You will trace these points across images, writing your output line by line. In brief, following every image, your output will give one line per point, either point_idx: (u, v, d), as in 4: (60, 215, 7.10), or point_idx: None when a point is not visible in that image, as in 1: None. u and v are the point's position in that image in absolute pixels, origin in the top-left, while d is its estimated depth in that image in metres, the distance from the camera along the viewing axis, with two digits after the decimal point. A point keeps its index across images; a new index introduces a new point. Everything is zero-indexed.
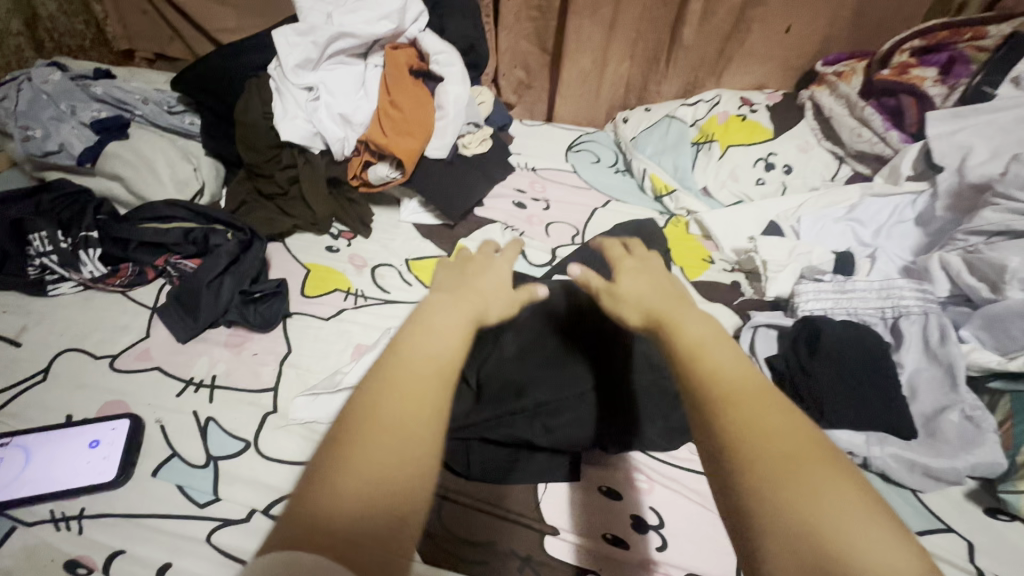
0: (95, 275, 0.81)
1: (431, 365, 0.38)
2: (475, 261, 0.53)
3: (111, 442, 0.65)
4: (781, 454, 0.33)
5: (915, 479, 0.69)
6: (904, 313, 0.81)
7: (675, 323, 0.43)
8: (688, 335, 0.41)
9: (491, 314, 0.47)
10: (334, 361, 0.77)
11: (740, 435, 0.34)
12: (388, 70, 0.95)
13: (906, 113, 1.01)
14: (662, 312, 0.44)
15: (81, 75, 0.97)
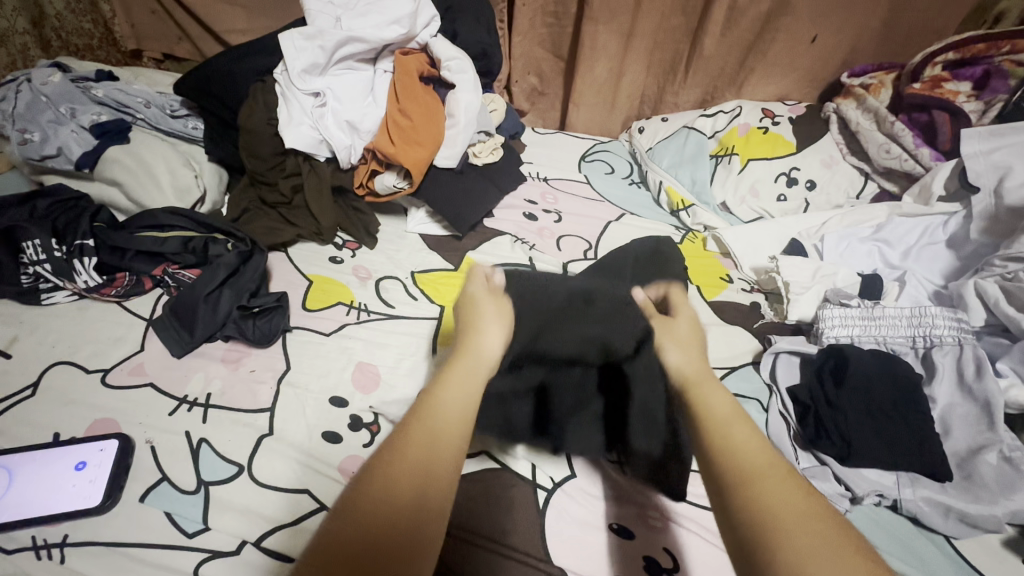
0: (89, 284, 0.79)
1: (451, 415, 0.47)
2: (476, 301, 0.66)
3: (98, 464, 0.62)
4: (780, 509, 0.39)
5: (950, 526, 0.64)
6: (936, 343, 0.77)
7: (702, 399, 0.52)
8: (712, 409, 0.50)
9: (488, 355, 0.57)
10: (334, 380, 0.74)
11: (750, 496, 0.40)
12: (398, 76, 0.92)
13: (939, 130, 0.97)
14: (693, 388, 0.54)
15: (83, 77, 0.94)
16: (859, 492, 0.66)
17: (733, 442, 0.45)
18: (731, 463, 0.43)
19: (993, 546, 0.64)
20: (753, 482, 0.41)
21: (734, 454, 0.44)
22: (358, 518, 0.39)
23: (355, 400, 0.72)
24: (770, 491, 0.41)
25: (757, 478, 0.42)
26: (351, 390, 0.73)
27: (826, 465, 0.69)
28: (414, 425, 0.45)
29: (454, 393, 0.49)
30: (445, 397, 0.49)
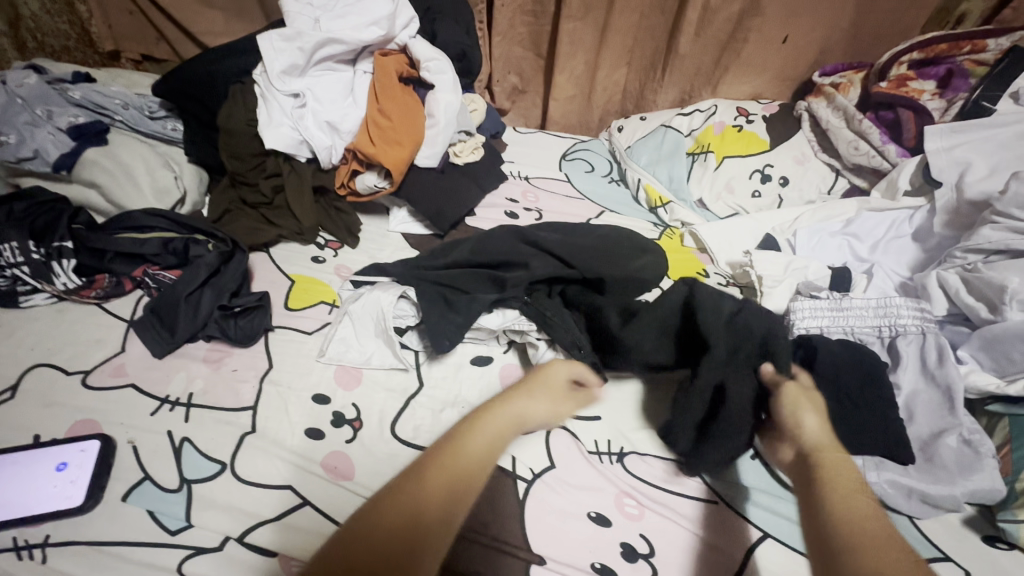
0: (67, 287, 0.78)
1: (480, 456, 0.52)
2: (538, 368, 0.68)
3: (79, 465, 0.62)
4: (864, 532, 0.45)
5: (912, 506, 0.67)
6: (901, 332, 0.80)
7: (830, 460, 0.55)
8: (843, 471, 0.53)
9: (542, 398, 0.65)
10: (317, 378, 0.75)
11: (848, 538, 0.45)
12: (378, 78, 0.93)
13: (905, 127, 1.00)
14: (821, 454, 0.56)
15: (58, 78, 0.94)
16: None
17: (858, 513, 0.47)
18: (840, 508, 0.48)
19: (953, 524, 0.68)
20: (866, 540, 0.45)
21: (855, 515, 0.47)
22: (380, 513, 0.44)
23: (338, 396, 0.74)
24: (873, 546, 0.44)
25: (872, 536, 0.45)
26: (333, 387, 0.75)
27: None
28: (443, 457, 0.50)
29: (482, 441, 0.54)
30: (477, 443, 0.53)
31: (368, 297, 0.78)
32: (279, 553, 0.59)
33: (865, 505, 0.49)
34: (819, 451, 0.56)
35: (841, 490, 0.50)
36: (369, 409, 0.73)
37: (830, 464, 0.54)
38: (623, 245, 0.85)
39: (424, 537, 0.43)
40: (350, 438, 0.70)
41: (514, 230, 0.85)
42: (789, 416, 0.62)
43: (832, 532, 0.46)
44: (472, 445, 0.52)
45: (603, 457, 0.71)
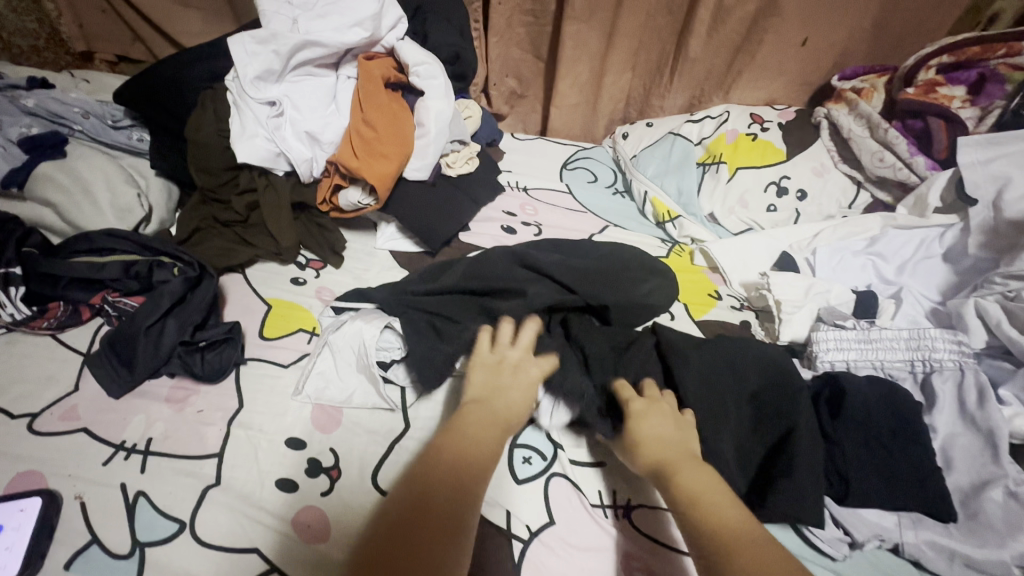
0: (16, 317, 0.71)
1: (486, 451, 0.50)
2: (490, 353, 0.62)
3: (16, 528, 0.55)
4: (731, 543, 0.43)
5: (955, 570, 0.60)
6: (936, 368, 0.72)
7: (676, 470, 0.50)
8: (686, 482, 0.49)
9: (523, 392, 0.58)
10: (292, 420, 0.68)
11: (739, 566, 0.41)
12: (362, 84, 0.85)
13: (935, 137, 0.93)
14: (669, 460, 0.52)
15: (13, 84, 0.86)
16: (859, 537, 0.61)
17: (723, 525, 0.45)
18: (699, 523, 0.45)
19: None
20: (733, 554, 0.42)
21: (718, 527, 0.45)
22: (396, 514, 0.43)
23: (314, 441, 0.66)
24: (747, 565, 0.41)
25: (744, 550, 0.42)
26: (309, 429, 0.68)
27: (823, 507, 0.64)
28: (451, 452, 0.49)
29: (486, 434, 0.52)
30: (478, 438, 0.51)
31: (347, 328, 0.70)
32: None
33: (723, 504, 0.47)
34: (659, 452, 0.53)
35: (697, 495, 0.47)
36: (349, 455, 0.65)
37: (683, 467, 0.50)
38: (627, 268, 0.79)
39: (463, 506, 0.45)
40: (326, 490, 0.62)
41: (511, 256, 0.78)
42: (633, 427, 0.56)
43: (708, 552, 0.43)
44: (472, 438, 0.51)
45: (608, 511, 0.64)
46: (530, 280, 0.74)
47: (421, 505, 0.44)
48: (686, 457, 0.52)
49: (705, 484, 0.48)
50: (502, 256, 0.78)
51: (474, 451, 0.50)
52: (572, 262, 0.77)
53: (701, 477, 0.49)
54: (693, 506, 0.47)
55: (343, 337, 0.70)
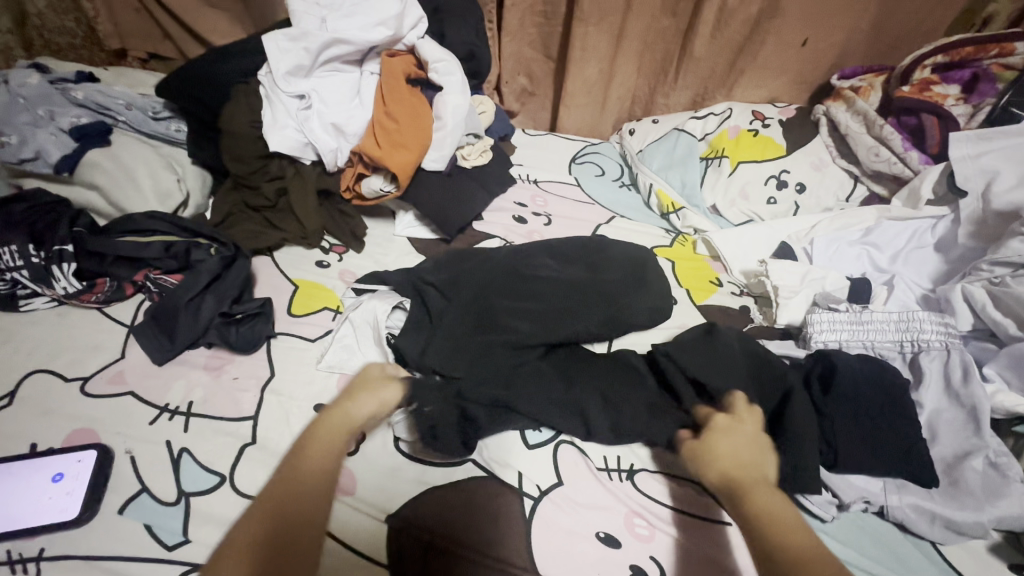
0: (68, 291, 0.77)
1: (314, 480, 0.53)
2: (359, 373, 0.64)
3: (75, 476, 0.61)
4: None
5: (936, 532, 0.65)
6: (924, 348, 0.77)
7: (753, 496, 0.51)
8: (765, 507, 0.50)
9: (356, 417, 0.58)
10: (319, 387, 0.74)
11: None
12: (385, 79, 0.91)
13: (928, 133, 0.97)
14: (741, 480, 0.52)
15: (62, 78, 0.92)
16: (846, 499, 0.66)
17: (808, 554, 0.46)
18: (777, 541, 0.47)
19: (979, 551, 0.65)
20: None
21: (794, 545, 0.46)
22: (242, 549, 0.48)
23: None
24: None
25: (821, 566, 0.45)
26: (335, 396, 0.73)
27: None
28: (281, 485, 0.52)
29: (319, 462, 0.54)
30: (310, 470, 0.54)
31: (365, 303, 0.78)
32: None
33: (816, 538, 0.47)
34: (734, 470, 0.53)
35: (781, 519, 0.49)
36: None
37: (762, 492, 0.51)
38: (621, 267, 0.86)
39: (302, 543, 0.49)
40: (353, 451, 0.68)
41: (508, 265, 0.84)
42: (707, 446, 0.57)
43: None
44: (312, 474, 0.53)
45: (613, 474, 0.69)
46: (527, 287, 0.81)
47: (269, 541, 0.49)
48: (761, 480, 0.52)
49: (786, 509, 0.50)
50: (510, 255, 0.86)
51: (306, 490, 0.52)
52: (568, 273, 0.84)
53: (781, 503, 0.50)
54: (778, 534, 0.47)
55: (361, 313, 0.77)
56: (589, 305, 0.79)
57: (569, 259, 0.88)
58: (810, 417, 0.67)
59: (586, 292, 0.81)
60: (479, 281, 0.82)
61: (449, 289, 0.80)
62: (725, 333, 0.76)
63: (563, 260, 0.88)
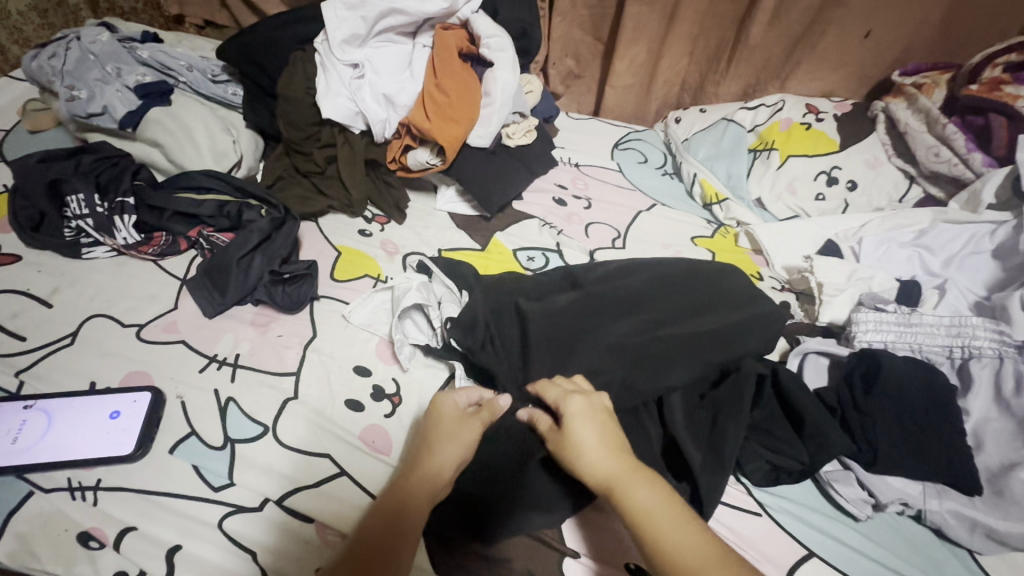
0: (128, 241, 0.80)
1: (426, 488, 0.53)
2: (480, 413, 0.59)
3: (131, 415, 0.64)
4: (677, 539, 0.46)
5: (974, 540, 0.63)
6: (975, 354, 0.74)
7: (625, 491, 0.49)
8: (635, 501, 0.48)
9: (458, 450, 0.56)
10: (359, 350, 0.75)
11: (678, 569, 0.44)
12: (437, 52, 0.91)
13: (996, 134, 0.92)
14: (614, 479, 0.50)
15: (129, 37, 0.96)
16: (883, 499, 0.65)
17: (675, 547, 0.45)
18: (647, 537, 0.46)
19: (1019, 564, 0.63)
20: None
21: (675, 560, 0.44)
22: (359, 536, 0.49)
23: (378, 370, 0.73)
24: (670, 540, 0.46)
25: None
26: (374, 360, 0.75)
27: (850, 470, 0.67)
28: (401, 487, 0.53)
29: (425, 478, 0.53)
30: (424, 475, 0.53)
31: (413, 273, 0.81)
32: (315, 519, 0.59)
33: (672, 518, 0.47)
34: (602, 460, 0.51)
35: (646, 516, 0.47)
36: (409, 385, 0.72)
37: (625, 486, 0.49)
38: (744, 300, 0.77)
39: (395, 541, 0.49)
40: (389, 413, 0.69)
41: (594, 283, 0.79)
42: (562, 440, 0.53)
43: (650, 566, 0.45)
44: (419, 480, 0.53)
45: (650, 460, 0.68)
46: (604, 310, 0.74)
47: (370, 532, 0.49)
48: (632, 470, 0.50)
49: (651, 497, 0.48)
50: (609, 274, 0.81)
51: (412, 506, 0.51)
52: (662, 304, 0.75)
53: (652, 495, 0.48)
54: (642, 529, 0.47)
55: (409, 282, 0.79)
56: (700, 351, 0.70)
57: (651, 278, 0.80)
58: (831, 421, 0.65)
59: (679, 320, 0.73)
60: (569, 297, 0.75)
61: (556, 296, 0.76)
62: (768, 362, 0.71)
63: (664, 290, 0.77)
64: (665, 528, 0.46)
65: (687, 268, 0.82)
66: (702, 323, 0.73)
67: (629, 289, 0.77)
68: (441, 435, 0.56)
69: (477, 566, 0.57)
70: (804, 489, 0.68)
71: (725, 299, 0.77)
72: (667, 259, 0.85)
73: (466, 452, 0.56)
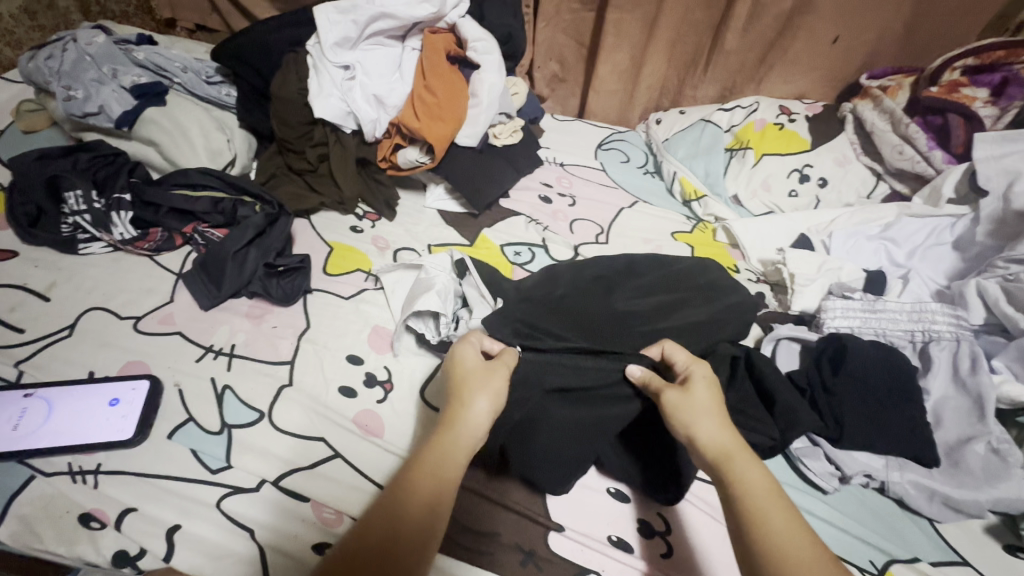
0: (124, 237, 0.82)
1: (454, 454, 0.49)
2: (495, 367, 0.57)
3: (130, 402, 0.66)
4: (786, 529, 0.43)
5: (934, 509, 0.67)
6: (934, 337, 0.79)
7: (733, 467, 0.47)
8: (746, 480, 0.46)
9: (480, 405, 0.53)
10: (351, 340, 0.78)
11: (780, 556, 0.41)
12: (426, 55, 0.94)
13: (954, 133, 0.98)
14: (727, 453, 0.49)
15: (124, 40, 0.99)
16: (848, 471, 0.69)
17: (784, 533, 0.43)
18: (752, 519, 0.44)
19: (975, 531, 0.67)
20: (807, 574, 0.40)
21: (776, 540, 0.42)
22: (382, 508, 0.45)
23: (370, 358, 0.76)
24: (780, 526, 0.43)
25: (809, 569, 0.41)
26: (366, 349, 0.77)
27: (817, 446, 0.71)
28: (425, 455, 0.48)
29: (451, 449, 0.49)
30: (447, 443, 0.49)
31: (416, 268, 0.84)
32: (311, 498, 0.62)
33: (784, 505, 0.45)
34: (717, 436, 0.50)
35: (756, 493, 0.45)
36: (400, 372, 0.75)
37: (741, 460, 0.48)
38: (727, 292, 0.80)
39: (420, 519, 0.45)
40: (381, 399, 0.72)
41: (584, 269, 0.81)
42: (676, 406, 0.53)
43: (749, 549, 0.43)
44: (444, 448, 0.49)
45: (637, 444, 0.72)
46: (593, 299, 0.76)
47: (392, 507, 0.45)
48: (744, 447, 0.49)
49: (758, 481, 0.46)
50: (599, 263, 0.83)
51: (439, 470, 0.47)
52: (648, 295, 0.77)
53: (759, 476, 0.47)
54: (750, 506, 0.45)
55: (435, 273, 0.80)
56: (684, 338, 0.72)
57: (637, 272, 0.82)
58: (798, 400, 0.70)
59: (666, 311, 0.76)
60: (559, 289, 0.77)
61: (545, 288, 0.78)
62: (742, 346, 0.74)
63: (652, 284, 0.80)
64: (779, 521, 0.43)
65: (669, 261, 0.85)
66: (688, 315, 0.75)
67: (615, 283, 0.80)
68: (475, 384, 0.54)
69: (467, 540, 0.60)
70: (776, 465, 0.72)
71: (703, 290, 0.80)
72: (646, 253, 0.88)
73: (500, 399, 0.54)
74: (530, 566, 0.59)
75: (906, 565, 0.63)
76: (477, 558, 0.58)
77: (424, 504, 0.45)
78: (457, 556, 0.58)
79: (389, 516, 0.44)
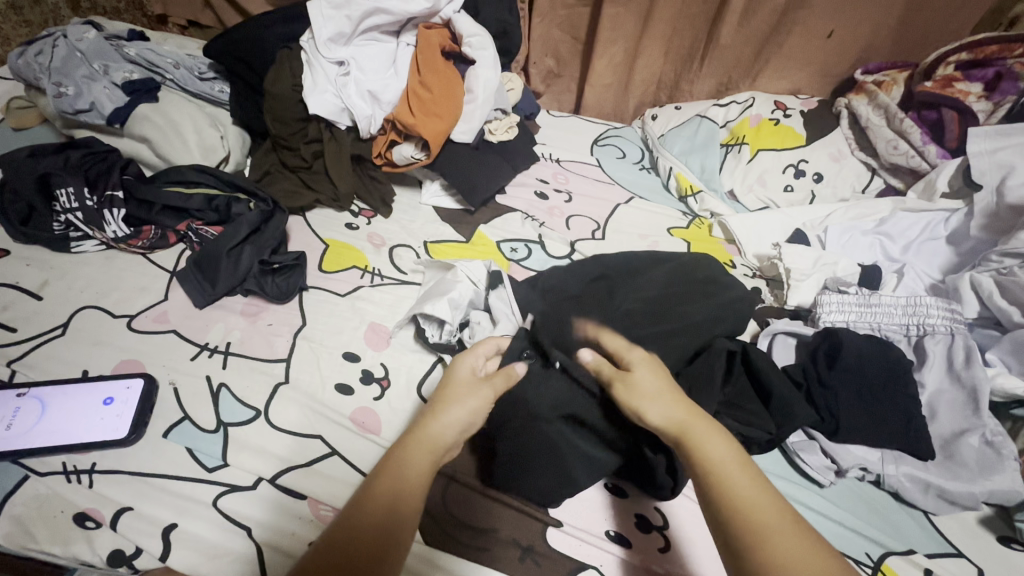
0: (117, 235, 0.82)
1: (420, 467, 0.47)
2: (479, 381, 0.55)
3: (124, 400, 0.65)
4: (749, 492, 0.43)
5: (928, 501, 0.68)
6: (929, 331, 0.79)
7: (694, 439, 0.47)
8: (704, 451, 0.46)
9: (454, 417, 0.51)
10: (348, 337, 0.78)
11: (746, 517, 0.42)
12: (421, 50, 0.94)
13: (948, 127, 0.98)
14: (682, 425, 0.48)
15: (116, 35, 0.98)
16: (844, 465, 0.69)
17: (741, 499, 0.42)
18: (718, 486, 0.44)
19: (970, 523, 0.68)
20: (767, 543, 0.40)
21: (737, 508, 0.42)
22: (348, 518, 0.44)
23: (367, 355, 0.76)
24: (740, 490, 0.43)
25: (768, 534, 0.40)
26: (363, 346, 0.77)
27: (813, 440, 0.72)
28: (389, 463, 0.47)
29: (414, 459, 0.48)
30: (414, 455, 0.48)
31: (431, 275, 0.85)
32: (308, 496, 0.61)
33: (740, 469, 0.45)
34: (668, 412, 0.50)
35: (716, 466, 0.45)
36: (397, 369, 0.75)
37: (695, 428, 0.48)
38: (724, 286, 0.80)
39: (387, 532, 0.43)
40: (378, 396, 0.72)
41: (582, 267, 0.81)
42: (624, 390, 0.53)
43: (720, 519, 0.43)
44: (412, 459, 0.48)
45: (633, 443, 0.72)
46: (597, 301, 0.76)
47: (355, 519, 0.43)
48: (699, 417, 0.49)
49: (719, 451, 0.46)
50: (596, 260, 0.83)
51: (401, 482, 0.46)
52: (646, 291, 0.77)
53: (719, 445, 0.46)
54: (710, 476, 0.45)
55: (461, 281, 0.79)
56: (682, 334, 0.72)
57: (636, 270, 0.82)
58: (795, 394, 0.69)
59: (668, 307, 0.76)
60: (556, 287, 0.77)
61: (542, 286, 0.78)
62: (739, 342, 0.74)
63: (653, 280, 0.80)
64: (741, 487, 0.43)
65: (665, 257, 0.85)
66: (688, 311, 0.75)
67: (615, 281, 0.80)
68: (453, 391, 0.54)
69: (464, 536, 0.60)
70: (772, 460, 0.72)
71: (701, 286, 0.79)
72: (642, 250, 0.88)
73: (475, 407, 0.53)
74: (528, 562, 0.58)
75: (902, 557, 0.64)
76: (475, 554, 0.58)
77: (384, 519, 0.44)
78: (456, 553, 0.58)
79: (351, 529, 0.43)
